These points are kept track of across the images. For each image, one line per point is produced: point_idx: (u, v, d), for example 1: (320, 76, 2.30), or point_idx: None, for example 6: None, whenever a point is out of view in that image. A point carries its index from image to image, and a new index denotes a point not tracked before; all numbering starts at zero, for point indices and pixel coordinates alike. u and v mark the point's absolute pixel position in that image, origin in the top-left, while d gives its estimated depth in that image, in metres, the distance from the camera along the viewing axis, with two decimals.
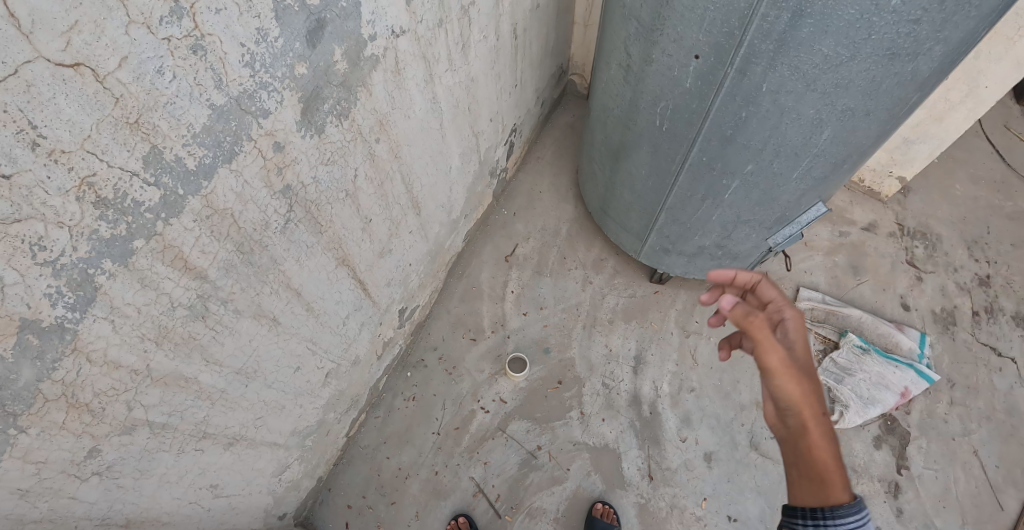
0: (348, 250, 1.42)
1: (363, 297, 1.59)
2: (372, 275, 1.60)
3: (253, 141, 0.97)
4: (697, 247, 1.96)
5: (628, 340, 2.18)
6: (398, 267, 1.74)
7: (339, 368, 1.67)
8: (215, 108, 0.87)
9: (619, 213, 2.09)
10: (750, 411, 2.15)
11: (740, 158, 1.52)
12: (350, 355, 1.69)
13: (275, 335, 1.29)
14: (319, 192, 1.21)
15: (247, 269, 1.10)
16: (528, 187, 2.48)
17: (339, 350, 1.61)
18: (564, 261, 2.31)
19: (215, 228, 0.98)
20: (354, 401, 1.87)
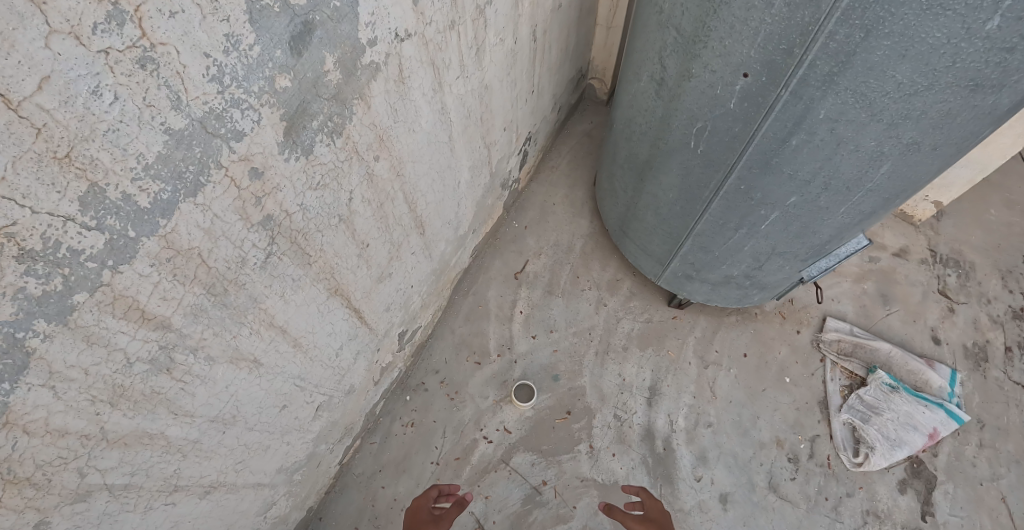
0: (339, 278, 1.26)
1: (358, 325, 1.45)
2: (366, 303, 1.43)
3: (223, 168, 0.82)
4: (724, 276, 1.80)
5: (643, 370, 2.00)
6: (398, 291, 1.59)
7: (331, 402, 1.53)
8: (173, 133, 0.71)
9: (640, 235, 1.93)
10: (770, 449, 2.03)
11: (783, 188, 1.35)
12: (342, 386, 1.54)
13: (256, 376, 1.14)
14: (306, 220, 1.05)
15: (220, 313, 0.95)
16: (541, 198, 2.31)
17: (331, 382, 1.47)
18: (577, 281, 2.12)
19: (179, 272, 0.83)
20: (348, 430, 1.74)
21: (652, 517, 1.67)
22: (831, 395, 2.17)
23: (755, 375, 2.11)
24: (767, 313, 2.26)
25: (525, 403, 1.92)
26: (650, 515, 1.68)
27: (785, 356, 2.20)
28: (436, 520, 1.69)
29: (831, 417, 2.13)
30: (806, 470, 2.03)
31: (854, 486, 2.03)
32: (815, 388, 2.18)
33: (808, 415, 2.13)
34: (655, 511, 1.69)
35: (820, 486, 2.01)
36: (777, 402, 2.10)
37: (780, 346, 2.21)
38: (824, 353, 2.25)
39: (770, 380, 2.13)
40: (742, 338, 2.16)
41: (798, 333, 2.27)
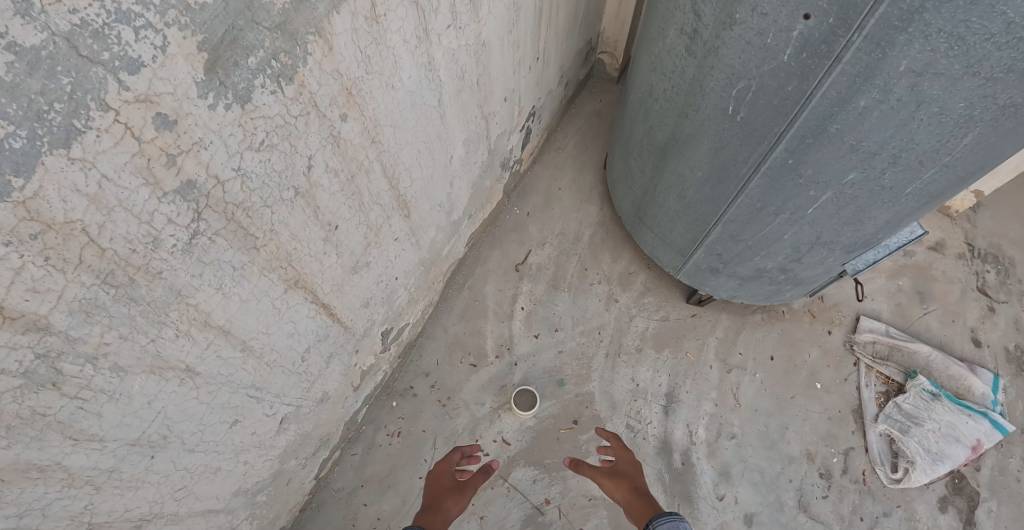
0: (293, 262, 0.99)
1: (329, 324, 1.21)
2: (336, 297, 1.18)
3: (114, 112, 0.58)
4: (756, 269, 1.56)
5: (659, 375, 1.77)
6: (378, 284, 1.34)
7: (295, 412, 1.27)
8: (21, 51, 0.47)
9: (658, 221, 1.69)
10: (799, 462, 1.82)
11: (841, 163, 1.12)
12: (312, 394, 1.30)
13: (191, 387, 0.90)
14: (247, 191, 0.82)
15: (127, 309, 0.72)
16: (546, 181, 2.06)
17: (297, 390, 1.23)
18: (585, 274, 1.87)
19: (58, 255, 0.60)
20: (322, 441, 1.49)
21: (621, 470, 1.59)
22: (866, 403, 1.94)
23: (783, 381, 1.89)
24: (795, 311, 2.02)
25: (526, 412, 1.67)
26: (620, 469, 1.59)
27: (815, 359, 1.97)
28: (460, 487, 1.55)
29: (866, 428, 1.91)
30: (840, 488, 1.82)
31: (892, 504, 1.82)
32: (848, 395, 1.96)
33: (841, 425, 1.91)
34: (626, 464, 1.60)
35: (854, 506, 1.79)
36: (807, 411, 1.88)
37: (809, 349, 1.98)
38: (857, 356, 2.02)
39: (800, 386, 1.91)
40: (769, 339, 1.93)
41: (829, 334, 2.04)
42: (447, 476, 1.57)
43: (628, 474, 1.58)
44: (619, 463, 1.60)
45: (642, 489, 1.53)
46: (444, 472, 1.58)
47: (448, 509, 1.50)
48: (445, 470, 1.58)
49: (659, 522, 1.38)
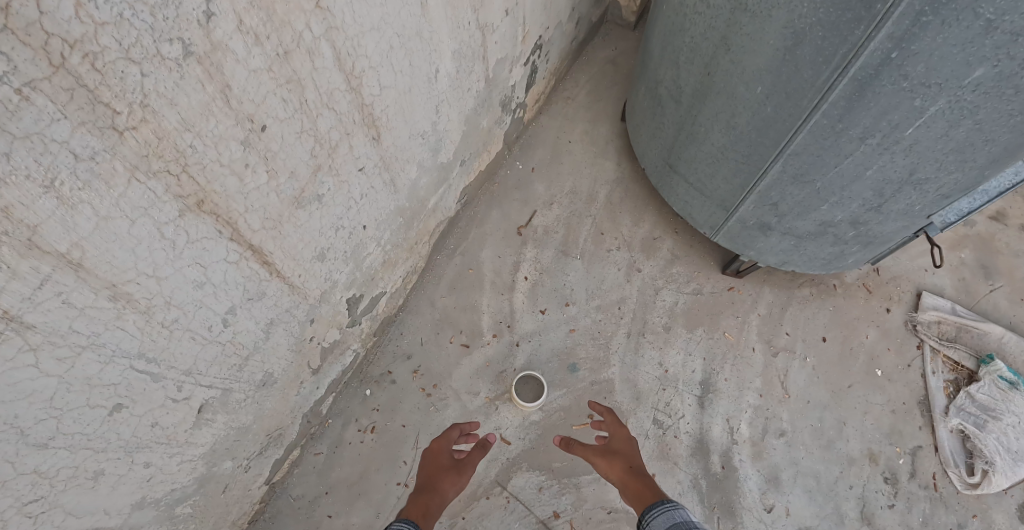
0: (190, 169, 0.66)
1: (267, 278, 0.89)
2: (272, 240, 0.86)
3: None
4: (820, 221, 1.23)
5: (692, 359, 1.45)
6: (337, 233, 1.01)
7: (220, 398, 0.94)
8: None
9: (692, 168, 1.33)
10: (861, 465, 1.50)
11: (970, 52, 0.77)
12: (243, 374, 0.96)
13: (22, 348, 0.56)
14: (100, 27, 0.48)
15: None
16: (554, 132, 1.74)
17: (220, 369, 0.90)
18: (601, 239, 1.55)
19: None
20: (269, 437, 1.16)
21: (616, 448, 1.17)
22: (934, 393, 1.62)
23: (838, 367, 1.57)
24: (848, 286, 1.70)
25: (532, 404, 1.34)
26: (613, 447, 1.16)
27: (873, 341, 1.65)
28: (460, 467, 1.13)
29: (935, 423, 1.58)
30: (907, 495, 1.50)
31: (968, 514, 1.49)
32: (913, 384, 1.64)
33: (906, 420, 1.59)
34: (620, 442, 1.17)
35: (926, 518, 1.47)
36: (866, 403, 1.57)
37: (866, 329, 1.66)
38: (921, 338, 1.70)
39: (858, 373, 1.59)
40: (820, 317, 1.61)
41: (888, 313, 1.72)
42: (444, 455, 1.15)
43: (623, 452, 1.15)
44: (612, 440, 1.17)
45: (643, 470, 1.10)
46: (441, 452, 1.15)
47: (446, 490, 1.07)
48: (442, 448, 1.15)
49: (654, 513, 0.95)
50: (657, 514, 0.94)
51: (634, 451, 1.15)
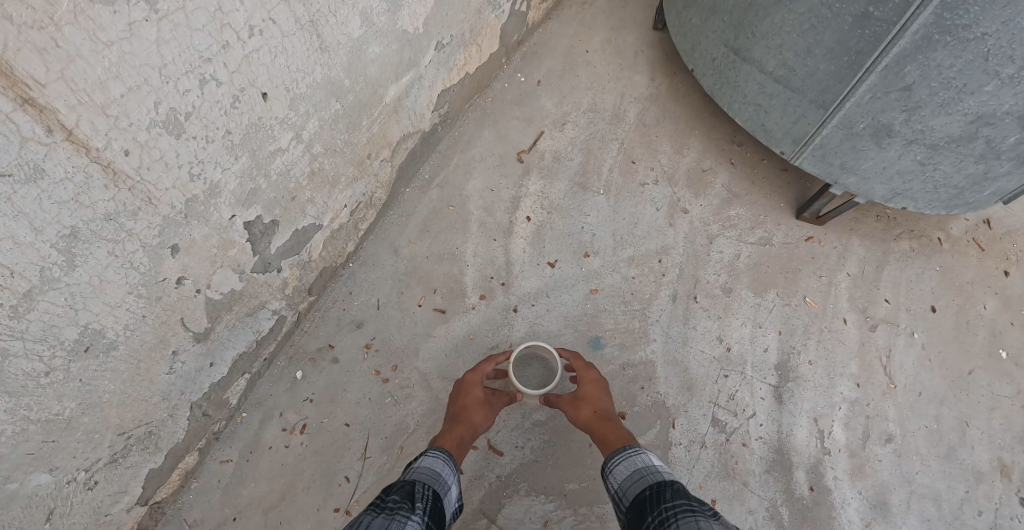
0: None
1: (34, 138, 0.46)
2: (40, 56, 0.43)
3: None
4: (973, 113, 0.81)
5: (762, 332, 1.03)
6: (202, 86, 0.58)
7: None
8: None
9: (775, 46, 0.92)
10: (992, 482, 1.06)
11: None
12: (27, 328, 0.54)
13: None
14: None
15: None
16: (567, 39, 1.32)
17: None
18: (632, 169, 1.13)
19: None
20: (125, 437, 0.74)
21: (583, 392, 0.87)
22: None
23: (956, 349, 1.15)
24: (955, 241, 1.28)
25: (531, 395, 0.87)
26: (580, 391, 0.86)
27: (994, 313, 1.22)
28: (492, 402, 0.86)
29: None
30: None
31: None
32: None
33: None
34: (588, 385, 0.86)
35: None
36: (996, 398, 1.14)
37: (984, 298, 1.23)
38: None
39: (979, 355, 1.17)
40: (926, 281, 1.19)
41: (1008, 277, 1.27)
42: (480, 386, 0.86)
43: (591, 397, 0.85)
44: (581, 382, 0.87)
45: (615, 417, 0.83)
46: (475, 382, 0.86)
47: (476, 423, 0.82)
48: (477, 379, 0.86)
49: (615, 459, 0.72)
50: (618, 460, 0.71)
51: (606, 395, 0.86)
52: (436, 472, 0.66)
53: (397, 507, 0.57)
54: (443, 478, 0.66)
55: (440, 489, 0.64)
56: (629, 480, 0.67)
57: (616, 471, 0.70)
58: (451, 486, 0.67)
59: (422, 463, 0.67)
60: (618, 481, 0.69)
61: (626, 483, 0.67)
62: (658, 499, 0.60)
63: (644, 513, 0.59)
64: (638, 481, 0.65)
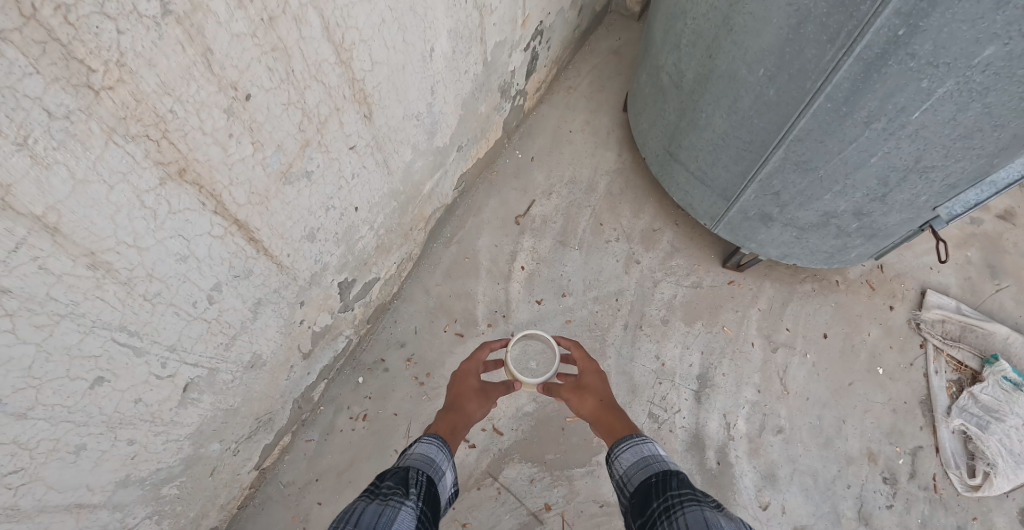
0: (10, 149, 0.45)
1: (251, 255, 0.87)
2: (260, 217, 0.84)
3: None
4: (823, 213, 1.20)
5: (691, 353, 1.43)
6: (327, 212, 0.99)
7: (207, 378, 0.93)
8: None
9: (694, 155, 1.33)
10: (859, 464, 1.47)
11: (981, 27, 0.75)
12: (230, 355, 0.95)
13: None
14: None
15: None
16: (554, 122, 1.72)
17: (207, 346, 0.88)
18: (600, 229, 1.53)
19: None
20: (258, 421, 1.15)
21: (586, 383, 1.12)
22: (936, 394, 1.61)
23: (840, 365, 1.55)
24: (850, 283, 1.69)
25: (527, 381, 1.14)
26: (583, 382, 1.11)
27: (876, 339, 1.63)
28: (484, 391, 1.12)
29: (937, 423, 1.58)
30: (906, 495, 1.48)
31: (966, 517, 1.49)
32: (916, 384, 1.62)
33: (908, 420, 1.57)
34: (590, 379, 1.12)
35: (924, 517, 1.46)
36: (868, 402, 1.54)
37: (869, 327, 1.64)
38: (925, 337, 1.68)
39: (859, 370, 1.57)
40: (822, 314, 1.60)
41: (891, 311, 1.70)
42: (474, 376, 1.12)
43: (592, 389, 1.10)
44: (584, 374, 1.12)
45: (611, 402, 1.08)
46: (470, 373, 1.12)
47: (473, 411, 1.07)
48: (472, 371, 1.12)
49: (625, 449, 0.91)
50: (627, 450, 0.90)
51: (603, 388, 1.11)
52: (427, 458, 0.85)
53: (391, 494, 0.71)
54: (432, 465, 0.84)
55: (429, 474, 0.82)
56: (639, 467, 0.85)
57: (623, 457, 0.89)
58: (440, 471, 0.85)
59: (415, 452, 0.85)
60: (627, 468, 0.88)
61: (633, 469, 0.86)
62: (665, 486, 0.77)
63: (651, 497, 0.76)
64: (646, 469, 0.84)
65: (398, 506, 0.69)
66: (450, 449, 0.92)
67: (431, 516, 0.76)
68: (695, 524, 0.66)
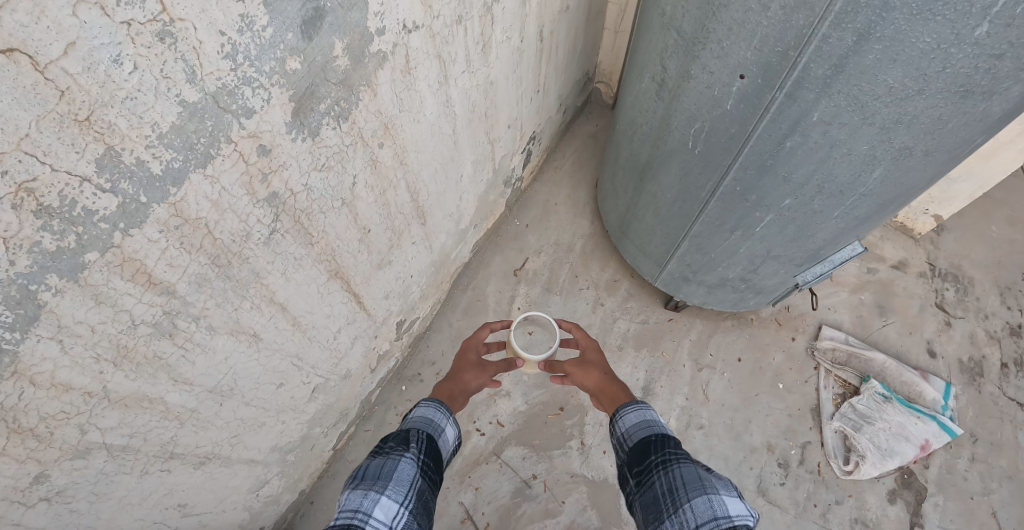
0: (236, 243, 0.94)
1: (357, 311, 1.49)
2: (363, 290, 1.47)
3: (181, 88, 0.74)
4: (720, 278, 1.83)
5: (637, 371, 2.05)
6: (395, 281, 1.62)
7: (330, 382, 1.58)
8: (141, 66, 0.68)
9: (639, 234, 1.98)
10: (759, 453, 2.03)
11: (778, 191, 1.37)
12: (342, 370, 1.61)
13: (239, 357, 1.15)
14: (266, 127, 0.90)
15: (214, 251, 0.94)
16: (544, 197, 2.34)
17: (328, 365, 1.51)
18: (576, 280, 2.16)
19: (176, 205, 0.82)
20: (343, 414, 1.78)
21: (589, 359, 1.44)
22: (824, 403, 2.15)
23: (749, 380, 2.14)
24: (762, 319, 2.30)
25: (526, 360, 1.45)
26: (586, 359, 1.44)
27: (779, 362, 2.22)
28: (483, 364, 1.48)
29: (823, 425, 2.12)
30: (796, 476, 2.02)
31: (844, 494, 2.01)
32: (809, 395, 2.17)
33: (801, 422, 2.12)
34: (593, 355, 1.45)
35: (809, 493, 1.99)
36: (770, 408, 2.11)
37: (774, 353, 2.23)
38: (818, 361, 2.24)
39: (764, 385, 2.15)
40: (737, 342, 2.21)
41: (793, 341, 2.28)
42: (472, 353, 1.50)
43: (595, 366, 1.41)
44: (586, 353, 1.45)
45: (612, 375, 1.38)
46: (469, 350, 1.50)
47: (467, 381, 1.43)
48: (470, 348, 1.50)
49: (627, 410, 1.09)
50: (629, 411, 1.08)
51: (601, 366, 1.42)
52: (428, 418, 1.18)
53: (394, 449, 1.03)
54: (432, 424, 1.17)
55: (430, 432, 1.14)
56: (638, 427, 1.05)
57: (626, 418, 1.08)
58: (442, 428, 1.19)
59: (416, 414, 1.18)
60: (627, 426, 1.07)
61: (634, 428, 1.05)
62: (663, 444, 0.97)
63: (650, 451, 0.97)
64: (645, 429, 1.04)
65: (398, 458, 1.00)
66: (445, 409, 1.23)
67: (431, 462, 1.08)
68: (688, 477, 0.88)
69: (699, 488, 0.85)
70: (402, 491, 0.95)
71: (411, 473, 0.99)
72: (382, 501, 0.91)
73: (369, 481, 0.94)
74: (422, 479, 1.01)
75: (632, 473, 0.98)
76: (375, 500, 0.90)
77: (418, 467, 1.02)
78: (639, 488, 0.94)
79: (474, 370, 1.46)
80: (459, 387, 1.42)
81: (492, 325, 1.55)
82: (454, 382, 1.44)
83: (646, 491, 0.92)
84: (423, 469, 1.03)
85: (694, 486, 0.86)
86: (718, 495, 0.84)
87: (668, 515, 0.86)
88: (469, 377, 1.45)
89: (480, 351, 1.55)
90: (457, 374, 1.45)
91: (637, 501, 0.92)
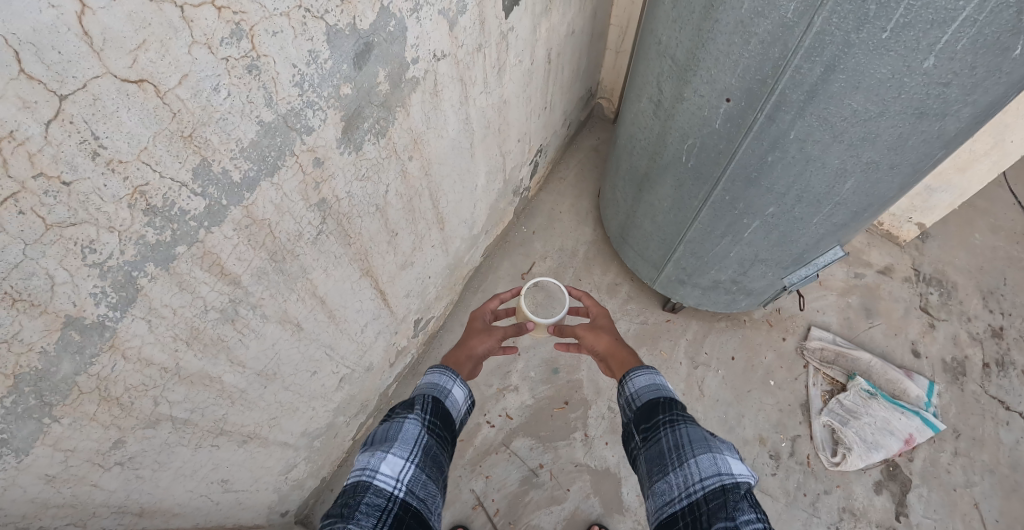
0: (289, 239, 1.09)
1: (382, 307, 1.64)
2: (388, 288, 1.62)
3: (260, 113, 0.90)
4: (713, 280, 1.99)
5: None
6: (415, 281, 1.77)
7: (355, 373, 1.72)
8: (232, 93, 0.83)
9: (637, 240, 2.14)
10: (751, 445, 2.17)
11: (762, 200, 1.53)
12: (367, 362, 1.75)
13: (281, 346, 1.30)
14: (320, 141, 1.05)
15: (273, 250, 1.10)
16: (549, 206, 2.51)
17: (354, 357, 1.66)
18: (579, 283, 2.32)
19: (249, 207, 0.98)
20: (364, 405, 1.92)
21: (600, 324, 1.53)
22: (812, 399, 2.28)
23: (741, 378, 2.29)
24: (754, 321, 2.44)
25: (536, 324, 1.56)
26: (598, 324, 1.53)
27: (770, 361, 2.36)
28: (490, 329, 1.55)
29: (811, 419, 2.25)
30: (786, 467, 2.15)
31: (832, 484, 2.13)
32: (799, 392, 2.31)
33: (791, 416, 2.25)
34: (602, 320, 1.53)
35: (799, 483, 2.12)
36: (761, 403, 2.25)
37: (765, 352, 2.38)
38: (807, 360, 2.38)
39: (755, 382, 2.29)
40: (730, 342, 2.36)
41: (783, 341, 2.43)
42: (480, 319, 1.57)
43: (606, 329, 1.50)
44: (597, 318, 1.53)
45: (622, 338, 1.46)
46: (478, 316, 1.58)
47: (475, 345, 1.50)
48: (480, 315, 1.58)
49: (638, 374, 1.22)
50: (639, 375, 1.22)
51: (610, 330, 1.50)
52: (434, 383, 1.29)
53: (400, 413, 1.16)
54: (438, 387, 1.28)
55: (437, 394, 1.26)
56: (647, 389, 1.18)
57: (636, 380, 1.21)
58: (450, 389, 1.29)
59: (425, 381, 1.30)
60: (637, 387, 1.20)
61: (643, 390, 1.18)
62: (669, 406, 1.11)
63: (658, 411, 1.10)
64: (653, 392, 1.17)
65: (402, 421, 1.14)
66: (451, 372, 1.34)
67: (439, 420, 1.20)
68: (694, 436, 1.01)
69: (703, 445, 0.99)
70: (407, 449, 1.08)
71: (416, 431, 1.13)
72: (388, 458, 1.05)
73: (377, 443, 1.08)
74: (427, 436, 1.14)
75: (639, 429, 1.11)
76: (380, 458, 1.04)
77: (423, 426, 1.15)
78: (646, 442, 1.07)
79: (483, 335, 1.53)
80: (468, 350, 1.49)
81: (502, 294, 1.64)
82: (462, 348, 1.50)
83: (652, 446, 1.06)
84: (429, 427, 1.16)
85: (700, 444, 0.99)
86: (721, 454, 0.97)
87: (672, 467, 0.99)
88: (478, 341, 1.51)
89: (488, 318, 1.62)
90: (465, 340, 1.52)
91: (644, 453, 1.06)
